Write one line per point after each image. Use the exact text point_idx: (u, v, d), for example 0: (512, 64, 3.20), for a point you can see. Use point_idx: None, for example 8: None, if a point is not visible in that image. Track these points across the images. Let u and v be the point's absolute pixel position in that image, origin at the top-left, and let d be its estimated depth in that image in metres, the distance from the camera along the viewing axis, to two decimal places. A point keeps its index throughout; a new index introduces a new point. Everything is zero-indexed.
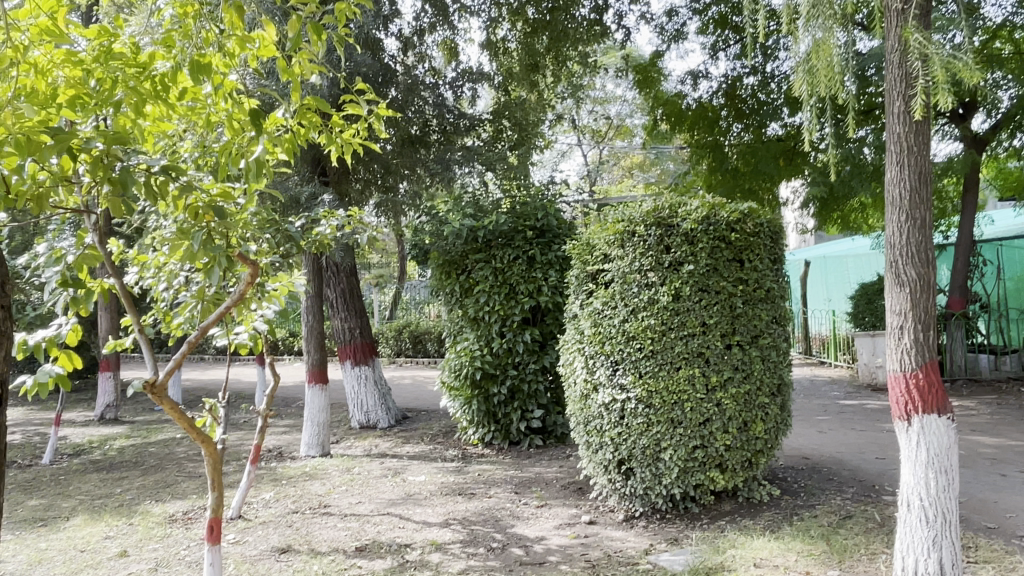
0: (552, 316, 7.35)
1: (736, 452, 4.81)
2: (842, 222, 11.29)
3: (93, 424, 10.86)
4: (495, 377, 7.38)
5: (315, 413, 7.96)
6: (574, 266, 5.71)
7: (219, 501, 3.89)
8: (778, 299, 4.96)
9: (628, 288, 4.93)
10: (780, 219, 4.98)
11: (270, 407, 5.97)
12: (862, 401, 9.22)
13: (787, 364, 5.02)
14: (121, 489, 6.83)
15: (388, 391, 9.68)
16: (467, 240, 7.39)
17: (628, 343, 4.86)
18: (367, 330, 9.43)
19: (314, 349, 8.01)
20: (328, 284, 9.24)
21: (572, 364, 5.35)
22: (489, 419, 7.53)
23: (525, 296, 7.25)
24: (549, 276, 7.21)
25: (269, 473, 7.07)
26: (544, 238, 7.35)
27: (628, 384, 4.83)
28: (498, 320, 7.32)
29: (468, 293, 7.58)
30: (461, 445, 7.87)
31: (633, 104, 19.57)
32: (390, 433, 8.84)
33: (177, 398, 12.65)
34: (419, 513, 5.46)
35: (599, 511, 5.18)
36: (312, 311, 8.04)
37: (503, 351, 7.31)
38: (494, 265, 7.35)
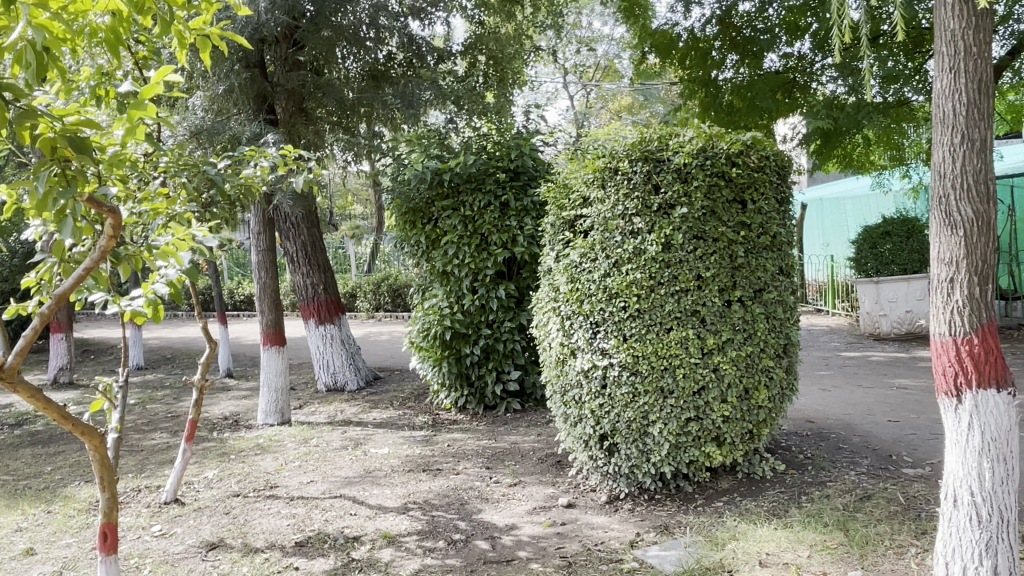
0: (529, 269, 6.63)
1: (735, 424, 4.16)
2: (843, 160, 10.51)
3: (43, 390, 10.12)
4: (468, 337, 6.68)
5: (272, 378, 7.25)
6: (549, 211, 4.96)
7: (112, 505, 3.18)
8: (784, 246, 4.24)
9: (609, 237, 4.18)
10: (788, 152, 4.25)
11: (206, 375, 5.24)
12: (866, 353, 8.59)
13: (794, 321, 4.34)
14: (51, 467, 6.13)
15: (356, 350, 8.95)
16: (434, 186, 6.60)
17: (610, 300, 4.14)
18: (332, 285, 8.68)
19: (270, 309, 7.23)
20: (287, 237, 8.42)
21: (546, 325, 4.65)
22: (462, 382, 6.85)
23: (498, 247, 6.50)
24: (525, 224, 6.46)
25: (218, 447, 6.39)
26: (519, 181, 6.59)
27: (610, 348, 4.13)
28: (470, 275, 6.59)
29: (436, 245, 6.81)
30: (433, 409, 7.20)
31: (620, 42, 18.48)
32: (358, 397, 8.16)
33: (139, 360, 11.82)
34: (376, 496, 4.80)
35: (578, 491, 4.54)
36: (265, 267, 7.21)
37: (476, 309, 6.61)
38: (463, 213, 6.57)
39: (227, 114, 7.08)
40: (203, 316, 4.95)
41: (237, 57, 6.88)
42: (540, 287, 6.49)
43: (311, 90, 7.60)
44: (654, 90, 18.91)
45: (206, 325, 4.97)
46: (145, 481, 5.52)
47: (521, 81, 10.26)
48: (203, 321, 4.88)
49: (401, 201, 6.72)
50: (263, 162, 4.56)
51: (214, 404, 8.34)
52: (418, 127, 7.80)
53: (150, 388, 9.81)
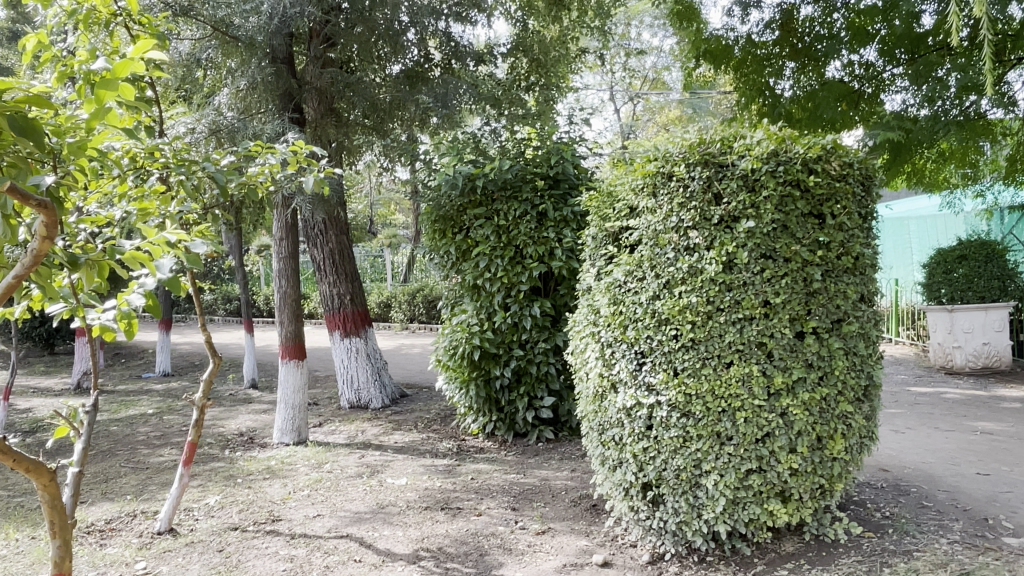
0: (566, 286, 6.06)
1: (805, 478, 3.52)
2: (912, 176, 9.71)
3: (65, 395, 9.88)
4: (498, 358, 6.14)
5: (289, 394, 6.79)
6: (592, 222, 4.41)
7: (64, 553, 2.65)
8: (868, 269, 3.57)
9: (659, 252, 3.59)
10: (874, 160, 3.62)
11: (209, 393, 4.78)
12: (938, 388, 7.77)
13: (877, 358, 3.67)
14: None
15: (382, 366, 8.46)
16: (465, 192, 6.10)
17: (659, 326, 3.55)
18: (359, 296, 8.21)
19: (289, 320, 6.77)
20: (315, 244, 8.01)
21: (584, 352, 4.08)
22: (491, 407, 6.30)
23: (534, 261, 5.94)
24: (564, 236, 5.89)
25: (226, 468, 5.93)
26: (559, 189, 6.04)
27: (658, 384, 3.54)
28: (502, 289, 6.04)
29: (467, 256, 6.28)
30: (459, 434, 6.64)
31: (670, 54, 17.84)
32: (381, 415, 7.66)
33: (166, 367, 11.55)
34: (386, 538, 4.26)
35: (616, 546, 3.93)
36: (286, 275, 6.79)
37: (508, 327, 6.06)
38: (497, 222, 6.04)
39: (255, 115, 6.72)
40: (207, 327, 4.47)
41: (263, 53, 6.51)
42: (578, 305, 5.91)
43: (340, 89, 7.08)
44: (704, 103, 18.20)
45: (210, 337, 4.50)
46: (141, 505, 5.07)
47: (567, 88, 9.76)
48: (206, 334, 4.39)
49: (431, 208, 6.23)
50: (272, 161, 4.07)
51: (232, 418, 7.93)
52: (453, 130, 7.30)
53: (172, 397, 9.48)
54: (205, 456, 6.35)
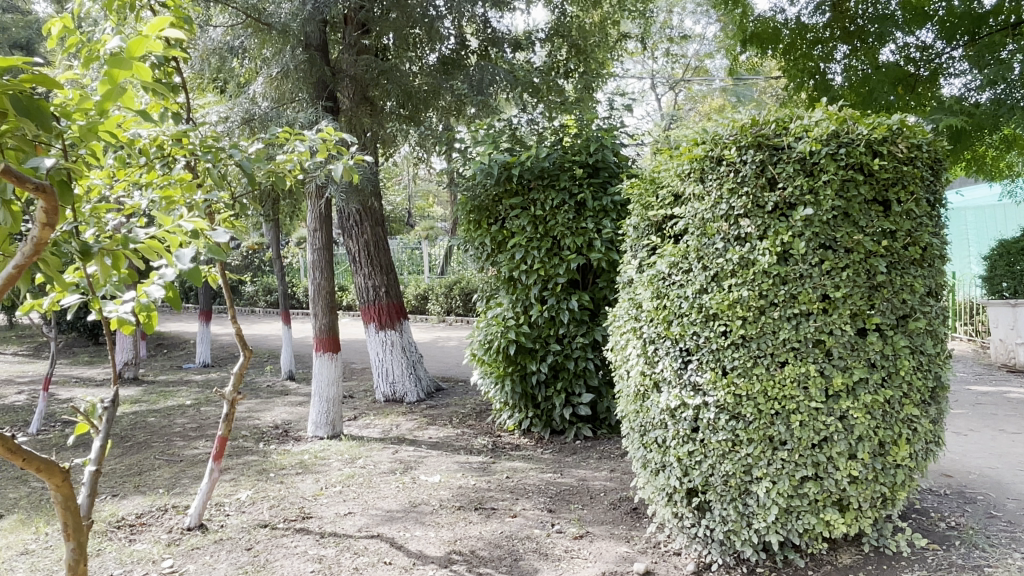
0: (606, 279, 5.84)
1: (865, 486, 3.25)
2: (973, 164, 9.19)
3: (106, 385, 9.98)
4: (535, 352, 5.94)
5: (323, 387, 6.68)
6: (633, 211, 4.19)
7: (78, 556, 2.53)
8: (936, 260, 3.28)
9: (707, 243, 3.35)
10: (945, 142, 3.31)
11: (239, 386, 4.66)
12: (1001, 387, 7.33)
13: (946, 358, 3.38)
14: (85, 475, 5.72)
15: (418, 359, 8.32)
16: (501, 181, 5.90)
17: (707, 322, 3.31)
18: (394, 288, 8.08)
19: (323, 312, 6.65)
20: (350, 235, 7.90)
21: (625, 349, 3.86)
22: (527, 403, 6.11)
23: (572, 252, 5.72)
24: (604, 226, 5.66)
25: (259, 462, 5.85)
26: (599, 178, 5.81)
27: (705, 384, 3.30)
28: (539, 282, 5.83)
29: (503, 248, 6.08)
30: (495, 430, 6.46)
31: (713, 41, 17.31)
32: (416, 409, 7.53)
33: (206, 358, 11.62)
34: (417, 539, 4.10)
35: (658, 554, 3.71)
36: (320, 267, 6.68)
37: (545, 321, 5.86)
38: (534, 212, 5.83)
39: (288, 105, 6.59)
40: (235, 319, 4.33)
41: (296, 41, 6.38)
42: (618, 299, 5.68)
43: (374, 76, 7.04)
44: (749, 91, 17.65)
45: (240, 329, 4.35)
46: (173, 500, 5.00)
47: (607, 75, 9.48)
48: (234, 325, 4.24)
49: (466, 199, 6.05)
50: (300, 148, 3.92)
51: (268, 410, 7.88)
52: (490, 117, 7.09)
53: (210, 389, 9.50)
54: (239, 449, 6.29)
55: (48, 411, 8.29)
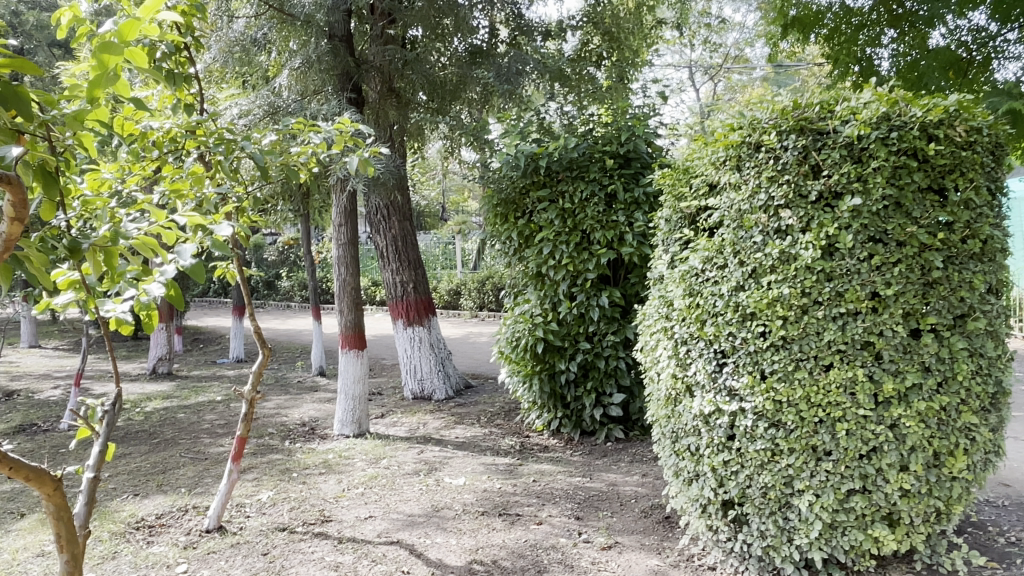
0: (638, 274, 5.60)
1: (918, 501, 2.98)
2: None
3: (141, 380, 10.04)
4: (564, 350, 5.73)
5: (348, 385, 6.56)
6: (665, 203, 3.94)
7: (72, 569, 2.43)
8: (998, 254, 2.98)
9: (744, 236, 3.10)
10: (1008, 124, 3.01)
11: (258, 385, 4.51)
12: None
13: (1008, 361, 3.08)
14: (109, 473, 5.68)
15: (447, 356, 8.17)
16: (527, 174, 5.69)
17: (744, 322, 3.07)
18: (422, 283, 7.94)
19: (349, 308, 6.53)
20: (378, 230, 7.77)
21: (655, 349, 3.64)
22: (556, 403, 5.90)
23: (602, 247, 5.49)
24: (635, 219, 5.41)
25: (283, 461, 5.74)
26: (630, 169, 5.56)
27: (741, 389, 3.07)
28: (568, 278, 5.62)
29: (531, 242, 5.86)
30: (524, 430, 6.27)
31: (753, 30, 16.77)
32: (444, 408, 7.37)
33: (239, 353, 11.65)
34: (438, 546, 3.93)
35: (691, 568, 3.48)
36: (346, 263, 6.55)
37: (574, 318, 5.64)
38: (562, 205, 5.60)
39: (312, 97, 6.47)
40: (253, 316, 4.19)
41: (320, 32, 6.25)
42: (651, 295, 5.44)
43: (399, 67, 6.79)
44: (791, 80, 17.07)
45: (259, 326, 4.22)
46: (194, 500, 4.92)
47: (641, 63, 9.17)
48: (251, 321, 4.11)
49: (492, 192, 5.85)
50: (314, 139, 3.76)
51: (296, 406, 7.81)
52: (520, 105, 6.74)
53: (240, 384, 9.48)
54: (264, 447, 6.20)
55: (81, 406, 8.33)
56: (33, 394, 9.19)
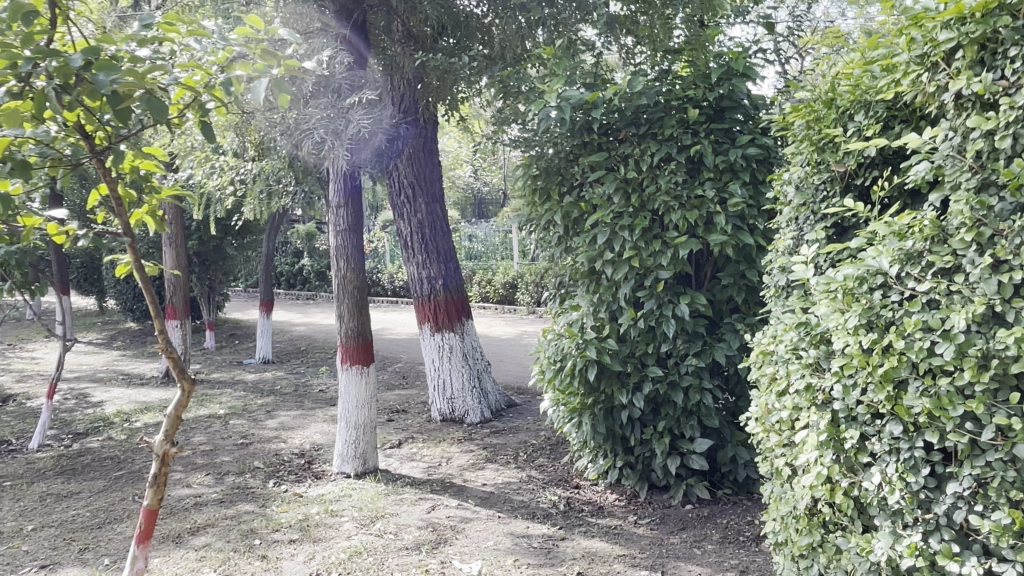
0: (731, 274, 3.96)
1: None
2: None
3: (150, 384, 8.90)
4: (626, 379, 4.13)
5: (349, 411, 5.11)
6: (806, 152, 2.44)
7: None
8: None
9: (998, 208, 1.76)
10: None
11: (174, 434, 3.09)
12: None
13: None
14: (35, 524, 4.39)
15: (485, 367, 6.58)
16: (576, 132, 4.09)
17: (998, 394, 1.71)
18: (455, 279, 6.41)
19: (349, 313, 5.03)
20: (400, 213, 6.30)
21: (798, 414, 2.22)
22: (615, 446, 4.30)
23: (680, 234, 3.87)
24: (730, 193, 3.81)
25: (251, 517, 4.35)
26: (722, 123, 3.93)
27: (990, 533, 1.71)
28: (632, 278, 3.99)
29: (581, 228, 4.24)
30: (572, 477, 4.73)
31: None
32: (477, 436, 5.89)
33: (268, 352, 10.47)
34: None
35: None
36: (345, 254, 5.00)
37: (640, 334, 4.05)
38: (623, 175, 3.99)
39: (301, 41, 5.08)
40: (164, 334, 2.95)
41: None
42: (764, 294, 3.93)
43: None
44: None
45: (177, 350, 2.99)
46: None
47: None
48: (159, 344, 2.90)
49: (530, 160, 4.26)
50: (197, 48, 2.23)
51: (302, 428, 6.45)
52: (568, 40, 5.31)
53: (254, 393, 8.21)
54: (238, 491, 4.83)
55: (68, 417, 7.20)
56: (27, 399, 8.12)
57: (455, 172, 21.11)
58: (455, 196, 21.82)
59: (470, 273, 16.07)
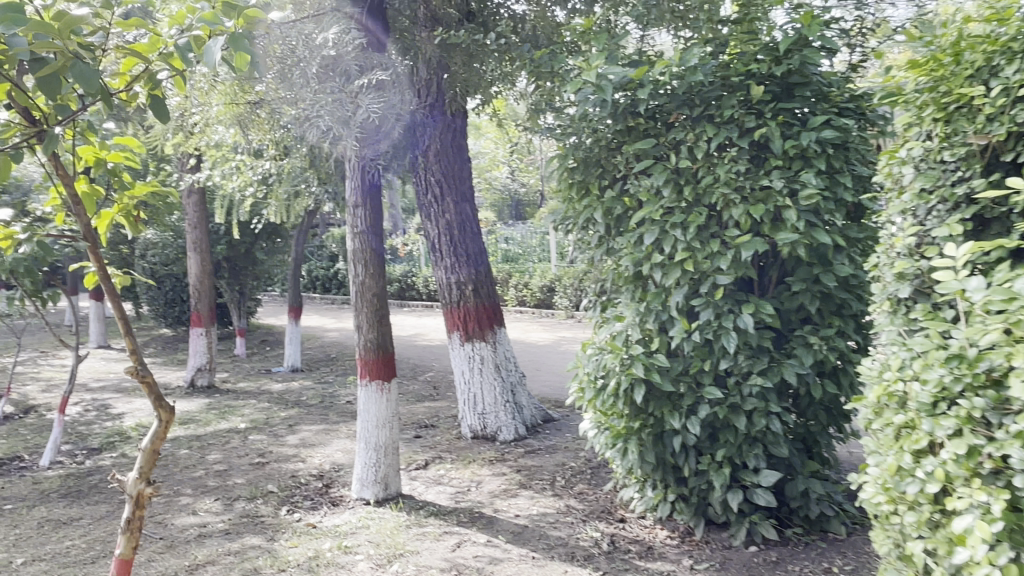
0: (802, 278, 3.39)
1: None
2: None
3: (174, 395, 8.59)
4: (679, 400, 3.58)
5: (369, 431, 4.63)
6: (933, 121, 2.31)
7: None
8: None
9: None
10: None
11: (150, 471, 2.63)
12: None
13: None
14: (23, 556, 3.98)
15: (519, 379, 6.04)
16: (619, 116, 3.54)
17: None
18: (486, 284, 5.90)
19: (368, 323, 4.51)
20: (427, 212, 5.80)
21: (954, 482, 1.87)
22: (666, 476, 3.75)
23: (743, 232, 3.31)
24: (803, 182, 3.24)
25: (256, 553, 3.89)
26: (790, 102, 3.37)
27: None
28: (686, 284, 3.44)
29: (625, 227, 3.70)
30: (616, 509, 4.18)
31: None
32: (510, 456, 5.37)
33: (296, 360, 10.11)
34: None
35: None
36: (363, 258, 4.51)
37: (695, 349, 3.49)
38: (673, 164, 3.44)
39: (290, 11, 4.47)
40: (135, 354, 2.54)
41: None
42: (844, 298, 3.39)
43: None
44: None
45: (152, 374, 2.60)
46: None
47: None
48: (130, 368, 2.52)
49: (566, 150, 3.71)
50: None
51: (323, 445, 6.00)
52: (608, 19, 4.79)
53: (279, 405, 7.83)
54: (247, 521, 4.39)
55: (86, 430, 6.88)
56: (48, 411, 7.86)
57: (492, 173, 20.76)
58: (491, 198, 21.37)
59: (506, 276, 15.58)
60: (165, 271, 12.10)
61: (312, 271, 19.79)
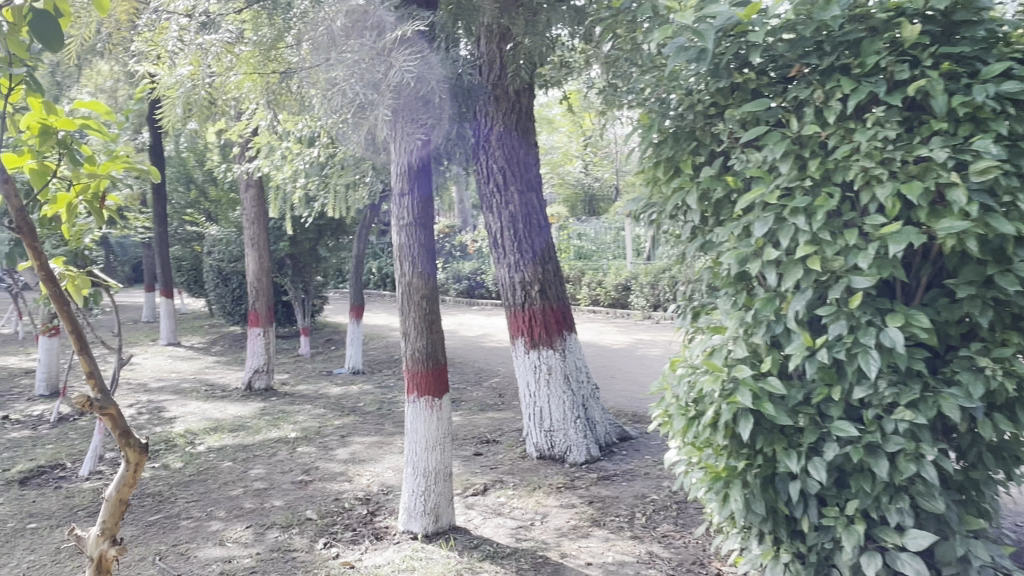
0: (970, 281, 2.56)
1: None
2: None
3: (229, 398, 8.25)
4: (798, 436, 2.79)
5: (417, 454, 4.00)
6: None
7: None
8: None
9: None
10: None
11: (115, 526, 2.07)
12: None
13: None
14: None
15: (592, 392, 5.30)
16: (721, 73, 2.79)
17: None
18: (555, 283, 5.19)
19: (416, 329, 3.88)
20: (489, 202, 5.13)
21: None
22: (778, 530, 2.95)
23: (890, 218, 2.50)
24: (976, 151, 2.41)
25: None
26: (954, 45, 2.54)
27: None
28: (810, 287, 2.65)
29: (725, 215, 2.93)
30: (710, 564, 3.40)
31: None
32: (581, 483, 4.66)
33: (358, 362, 9.66)
34: None
35: None
36: (411, 254, 3.88)
37: (820, 371, 2.70)
38: (793, 131, 2.66)
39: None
40: (93, 379, 1.96)
41: None
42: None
43: None
44: None
45: (115, 404, 2.01)
46: None
47: None
48: (84, 400, 1.93)
49: (652, 121, 2.98)
50: None
51: (374, 461, 5.43)
52: None
53: (333, 412, 7.34)
54: (277, 556, 3.83)
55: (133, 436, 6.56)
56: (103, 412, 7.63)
57: (565, 166, 19.93)
58: (564, 192, 20.60)
59: (579, 274, 14.76)
60: (232, 267, 11.91)
61: (382, 268, 19.51)
